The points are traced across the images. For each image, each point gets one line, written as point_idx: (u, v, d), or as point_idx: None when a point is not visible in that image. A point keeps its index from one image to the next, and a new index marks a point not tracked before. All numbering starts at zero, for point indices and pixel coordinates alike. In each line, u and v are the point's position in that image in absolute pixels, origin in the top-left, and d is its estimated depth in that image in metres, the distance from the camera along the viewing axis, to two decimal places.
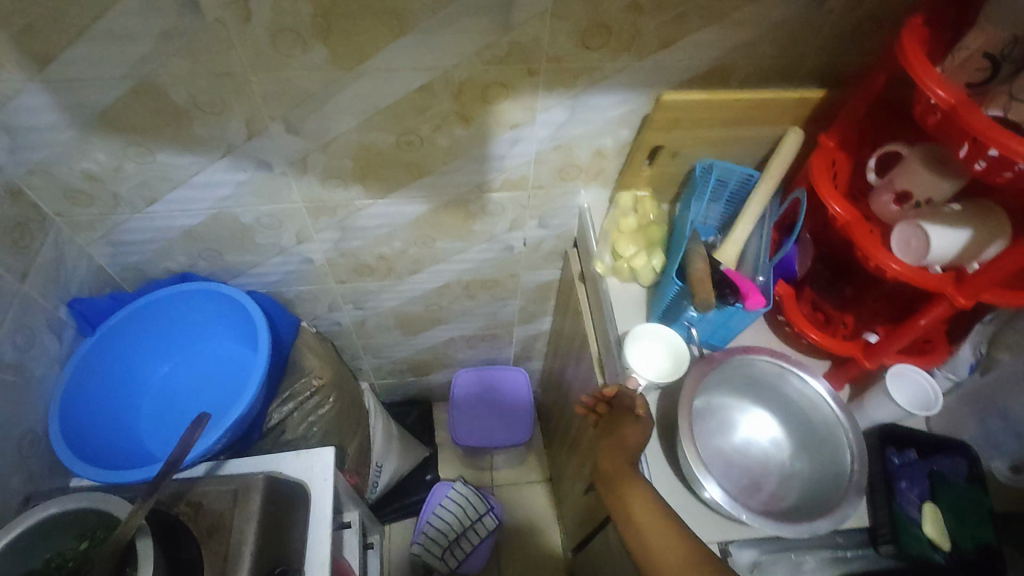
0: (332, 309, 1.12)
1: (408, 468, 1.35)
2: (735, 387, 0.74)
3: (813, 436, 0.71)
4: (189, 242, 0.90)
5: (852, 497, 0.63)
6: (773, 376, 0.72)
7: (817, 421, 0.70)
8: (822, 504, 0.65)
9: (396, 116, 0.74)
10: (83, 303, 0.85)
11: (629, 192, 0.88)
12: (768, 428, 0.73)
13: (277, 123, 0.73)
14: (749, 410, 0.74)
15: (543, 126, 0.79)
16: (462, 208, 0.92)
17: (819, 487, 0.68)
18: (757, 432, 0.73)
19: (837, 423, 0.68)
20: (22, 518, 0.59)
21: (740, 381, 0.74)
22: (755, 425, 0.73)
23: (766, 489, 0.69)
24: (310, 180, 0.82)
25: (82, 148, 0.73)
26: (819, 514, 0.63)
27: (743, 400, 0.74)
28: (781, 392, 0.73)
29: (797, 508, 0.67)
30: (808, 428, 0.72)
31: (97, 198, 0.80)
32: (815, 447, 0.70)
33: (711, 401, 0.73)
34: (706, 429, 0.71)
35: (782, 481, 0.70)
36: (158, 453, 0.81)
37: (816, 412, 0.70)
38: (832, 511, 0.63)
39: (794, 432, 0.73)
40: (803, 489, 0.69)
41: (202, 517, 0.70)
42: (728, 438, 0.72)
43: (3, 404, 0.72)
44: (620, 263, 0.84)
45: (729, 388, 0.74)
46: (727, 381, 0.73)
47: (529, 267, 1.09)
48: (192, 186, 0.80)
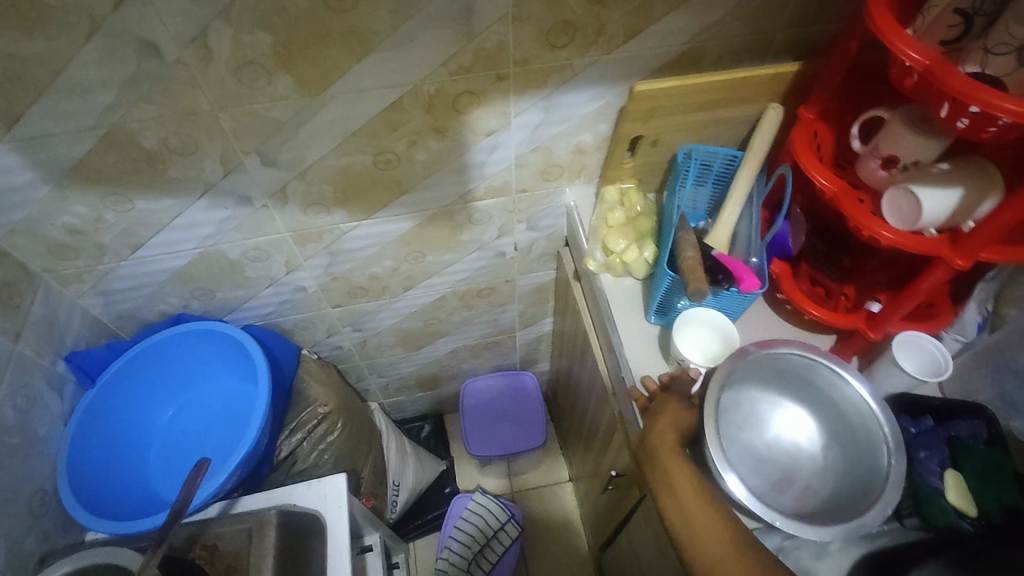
0: (331, 334, 1.12)
1: (426, 484, 1.34)
2: (765, 381, 0.72)
3: (844, 427, 0.69)
4: (179, 283, 0.90)
5: (889, 491, 0.62)
6: (804, 368, 0.71)
7: (851, 415, 0.68)
8: (858, 501, 0.63)
9: (371, 136, 0.74)
10: (80, 356, 0.85)
11: (613, 185, 0.87)
12: (801, 423, 0.72)
13: (252, 157, 0.73)
14: (779, 405, 0.72)
15: (520, 129, 0.78)
16: (448, 220, 0.91)
17: (853, 481, 0.66)
18: (786, 424, 0.71)
19: (872, 416, 0.66)
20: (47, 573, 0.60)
21: (769, 375, 0.72)
22: (786, 420, 0.72)
23: (798, 483, 0.68)
24: (292, 209, 0.82)
25: (60, 204, 0.72)
26: (856, 510, 0.62)
27: (772, 394, 0.73)
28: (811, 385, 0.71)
29: (831, 503, 0.66)
30: (840, 419, 0.70)
31: (82, 251, 0.79)
32: (848, 441, 0.69)
33: (738, 396, 0.71)
34: (733, 425, 0.70)
35: (814, 475, 0.69)
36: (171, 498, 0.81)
37: (850, 405, 0.68)
38: (870, 507, 0.61)
39: (824, 424, 0.71)
40: (837, 481, 0.67)
41: (219, 560, 0.70)
42: (757, 433, 0.70)
43: (10, 466, 0.72)
44: (612, 259, 0.83)
45: (755, 382, 0.72)
46: (753, 376, 0.72)
47: (523, 270, 1.08)
48: (175, 228, 0.80)
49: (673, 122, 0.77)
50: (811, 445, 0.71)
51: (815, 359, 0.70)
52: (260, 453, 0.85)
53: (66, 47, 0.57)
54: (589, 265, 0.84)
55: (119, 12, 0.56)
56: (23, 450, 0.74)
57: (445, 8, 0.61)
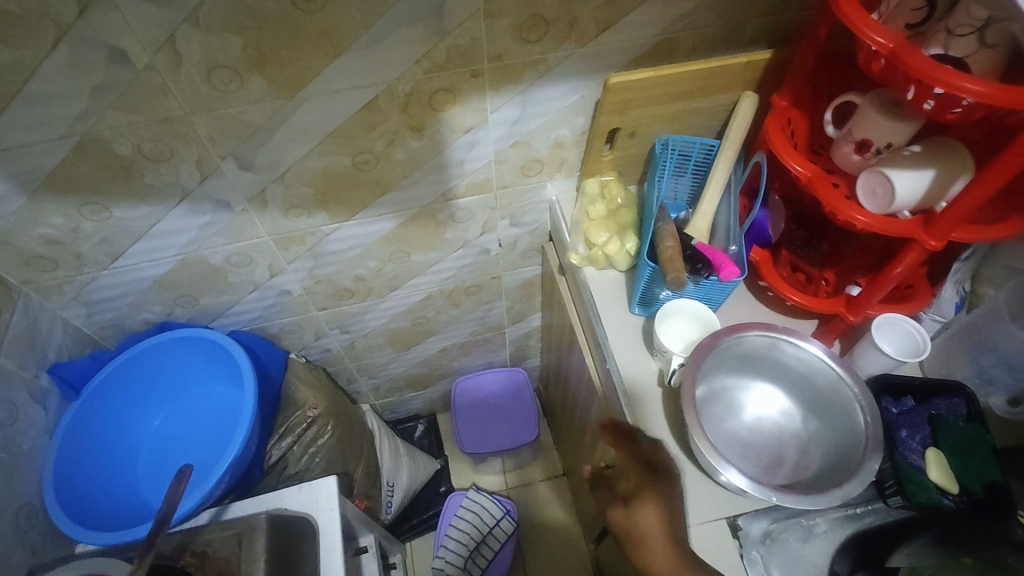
0: (319, 337, 1.11)
1: (420, 483, 1.34)
2: (735, 366, 0.73)
3: (820, 398, 0.70)
4: (161, 291, 0.89)
5: (871, 454, 0.63)
6: (769, 348, 0.71)
7: (821, 384, 0.70)
8: (844, 469, 0.64)
9: (348, 137, 0.74)
10: (63, 368, 0.85)
11: (594, 179, 0.88)
12: (776, 398, 0.73)
13: (228, 161, 0.72)
14: (754, 386, 0.73)
15: (497, 126, 0.78)
16: (431, 219, 0.91)
17: (838, 450, 0.67)
18: (765, 405, 0.72)
19: (842, 380, 0.68)
20: None
21: (738, 358, 0.72)
22: (761, 400, 0.73)
23: (788, 462, 0.69)
24: (272, 212, 0.81)
25: (35, 215, 0.72)
26: (845, 478, 0.63)
27: (744, 376, 0.73)
28: (781, 362, 0.72)
29: (822, 475, 0.66)
30: (814, 390, 0.71)
31: (61, 261, 0.79)
32: (825, 410, 0.70)
33: (713, 386, 0.72)
34: (714, 415, 0.70)
35: (801, 452, 0.70)
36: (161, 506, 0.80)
37: (821, 374, 0.69)
38: (856, 473, 0.62)
39: (800, 398, 0.72)
40: (823, 455, 0.68)
41: (209, 566, 0.70)
42: (739, 419, 0.71)
43: None
44: (594, 252, 0.83)
45: (728, 368, 0.73)
46: (725, 362, 0.72)
47: (509, 266, 1.08)
48: (154, 235, 0.79)
49: (650, 113, 0.77)
50: (790, 420, 0.72)
51: (777, 338, 0.70)
52: (249, 459, 0.85)
53: (32, 56, 0.56)
54: (572, 259, 0.85)
55: (85, 19, 0.55)
56: (9, 464, 0.74)
57: (416, 6, 0.61)
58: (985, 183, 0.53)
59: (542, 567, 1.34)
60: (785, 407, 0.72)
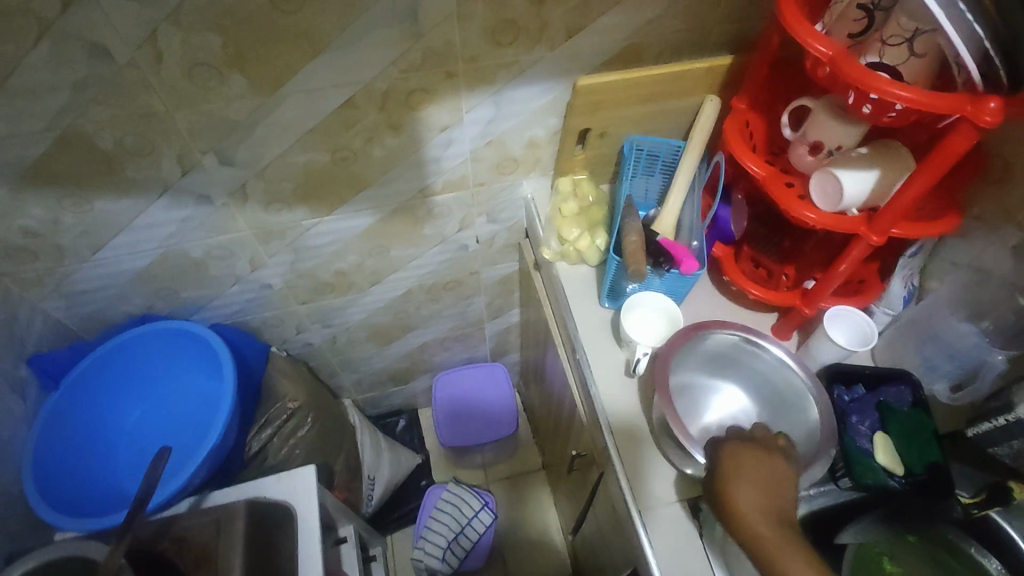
0: (300, 331, 1.13)
1: (400, 476, 1.37)
2: (702, 363, 0.77)
3: (777, 397, 0.74)
4: (142, 284, 0.90)
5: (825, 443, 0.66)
6: (735, 348, 0.75)
7: (780, 382, 0.74)
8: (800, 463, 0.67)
9: (327, 134, 0.76)
10: (42, 359, 0.86)
11: (568, 177, 0.91)
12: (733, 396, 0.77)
13: (208, 156, 0.74)
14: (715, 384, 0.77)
15: (473, 124, 0.81)
16: (409, 214, 0.93)
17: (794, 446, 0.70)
18: (727, 407, 0.75)
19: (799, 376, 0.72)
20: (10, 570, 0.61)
21: (705, 357, 0.76)
22: (723, 401, 0.76)
23: None
24: (253, 206, 0.83)
25: (16, 207, 0.73)
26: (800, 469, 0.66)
27: (710, 374, 0.77)
28: (744, 361, 0.76)
29: None
30: (772, 389, 0.75)
31: (41, 253, 0.80)
32: (782, 408, 0.74)
33: (680, 383, 0.75)
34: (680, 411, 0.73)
35: None
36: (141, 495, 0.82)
37: (779, 372, 0.74)
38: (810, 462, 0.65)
39: (760, 399, 0.76)
40: None
41: (188, 551, 0.71)
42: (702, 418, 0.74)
43: None
44: (567, 247, 0.87)
45: (694, 367, 0.76)
46: (692, 360, 0.76)
47: (487, 262, 1.11)
48: (135, 228, 0.81)
49: (619, 113, 0.80)
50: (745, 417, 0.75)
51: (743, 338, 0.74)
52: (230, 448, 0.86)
53: (15, 51, 0.58)
54: (545, 254, 0.88)
55: (67, 16, 0.57)
56: None
57: (392, 8, 0.64)
58: (922, 181, 0.57)
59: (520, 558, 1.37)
60: (746, 405, 0.75)
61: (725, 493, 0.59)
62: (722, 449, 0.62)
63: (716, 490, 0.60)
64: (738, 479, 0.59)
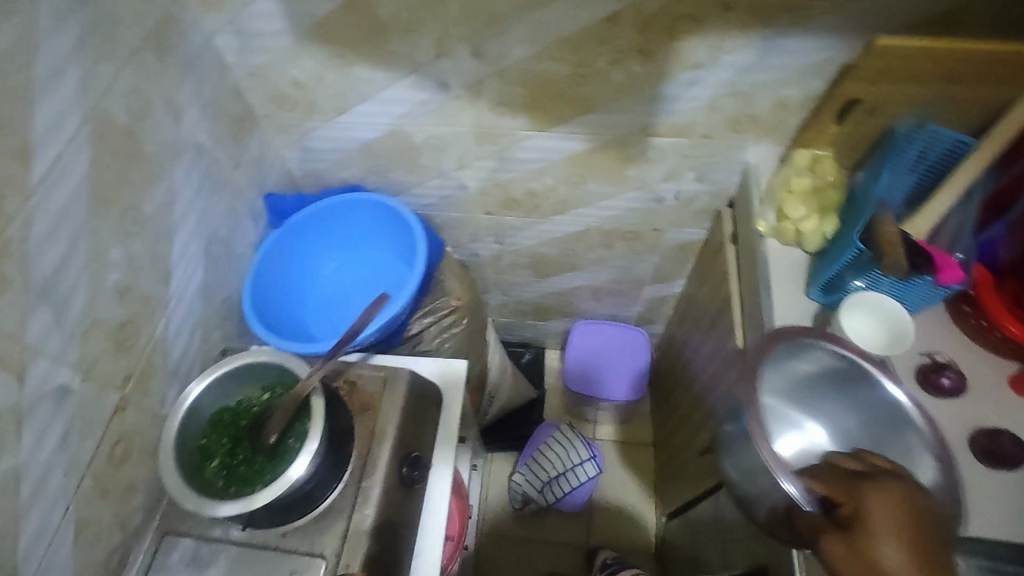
0: (474, 239, 1.18)
1: (518, 404, 1.40)
2: (796, 373, 0.68)
3: (868, 434, 0.66)
4: (363, 156, 0.98)
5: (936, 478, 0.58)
6: (842, 366, 0.65)
7: (873, 412, 0.65)
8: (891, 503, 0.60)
9: (577, 47, 0.75)
10: (274, 198, 0.97)
11: (807, 150, 0.82)
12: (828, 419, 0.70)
13: (463, 44, 0.77)
14: (821, 402, 0.69)
15: (726, 69, 0.75)
16: (621, 151, 0.91)
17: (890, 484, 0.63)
18: (814, 439, 0.69)
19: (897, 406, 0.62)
20: (229, 359, 0.71)
21: (789, 377, 0.69)
22: (812, 436, 0.70)
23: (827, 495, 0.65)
24: (481, 105, 0.86)
25: (295, 57, 0.81)
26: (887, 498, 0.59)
27: (800, 392, 0.70)
28: (841, 386, 0.67)
29: None
30: (866, 425, 0.66)
31: (298, 105, 0.89)
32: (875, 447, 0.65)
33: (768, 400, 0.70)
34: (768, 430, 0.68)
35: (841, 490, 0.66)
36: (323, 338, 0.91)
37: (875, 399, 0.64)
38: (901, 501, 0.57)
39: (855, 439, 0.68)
40: None
41: (356, 395, 0.79)
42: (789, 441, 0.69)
43: (216, 269, 0.85)
44: (785, 225, 0.79)
45: (781, 387, 0.70)
46: (781, 380, 0.70)
47: (674, 222, 1.06)
48: (377, 101, 0.87)
49: (900, 90, 0.70)
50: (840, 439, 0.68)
51: (854, 357, 0.64)
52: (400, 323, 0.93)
53: None
54: (759, 225, 0.81)
55: None
56: (224, 262, 0.87)
57: None
58: None
59: (607, 520, 1.37)
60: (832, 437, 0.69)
61: (871, 556, 0.48)
62: (857, 498, 0.51)
63: (853, 537, 0.49)
64: (886, 527, 0.49)
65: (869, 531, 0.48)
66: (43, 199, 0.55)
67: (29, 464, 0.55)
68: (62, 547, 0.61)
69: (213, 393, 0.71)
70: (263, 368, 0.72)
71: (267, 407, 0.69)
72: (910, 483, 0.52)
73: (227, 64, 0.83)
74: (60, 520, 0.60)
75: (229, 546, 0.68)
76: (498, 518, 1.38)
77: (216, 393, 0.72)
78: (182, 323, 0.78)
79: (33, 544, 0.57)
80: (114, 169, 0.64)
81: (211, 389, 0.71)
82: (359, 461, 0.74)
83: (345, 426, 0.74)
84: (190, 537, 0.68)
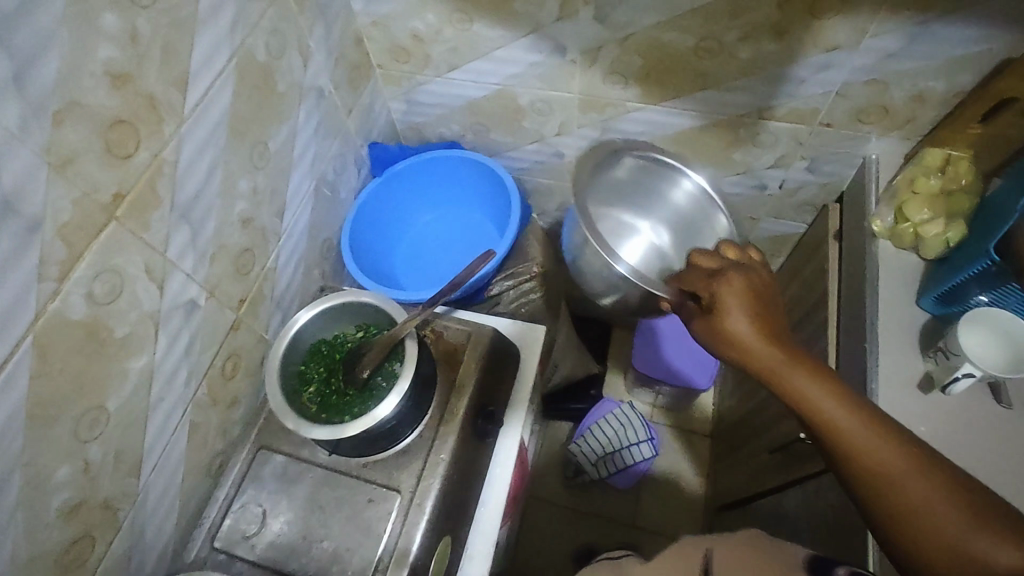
0: (560, 208, 1.18)
1: (581, 376, 1.41)
2: (608, 185, 0.94)
3: (687, 231, 0.94)
4: (467, 114, 0.99)
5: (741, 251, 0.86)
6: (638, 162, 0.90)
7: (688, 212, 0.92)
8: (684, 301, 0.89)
9: (707, 19, 0.72)
10: (377, 147, 1.01)
11: (941, 149, 0.76)
12: (659, 228, 0.98)
13: (587, 8, 0.75)
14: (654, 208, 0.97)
15: (865, 54, 0.71)
16: (730, 132, 0.87)
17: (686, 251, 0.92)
18: (636, 237, 0.98)
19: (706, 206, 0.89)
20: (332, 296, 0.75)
21: (608, 179, 0.93)
22: (635, 239, 0.98)
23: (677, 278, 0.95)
24: (594, 73, 0.84)
25: (417, 9, 0.82)
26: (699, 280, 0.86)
27: (615, 193, 0.97)
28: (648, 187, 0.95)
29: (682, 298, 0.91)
30: (677, 221, 0.95)
31: (413, 57, 0.91)
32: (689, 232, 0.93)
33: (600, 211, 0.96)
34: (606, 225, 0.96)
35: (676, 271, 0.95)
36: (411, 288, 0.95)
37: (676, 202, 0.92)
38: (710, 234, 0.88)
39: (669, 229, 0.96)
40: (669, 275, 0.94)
41: (441, 345, 0.82)
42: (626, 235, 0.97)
43: (321, 211, 0.89)
44: (904, 227, 0.75)
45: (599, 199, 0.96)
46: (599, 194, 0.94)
47: (773, 212, 1.02)
48: (490, 59, 0.87)
49: None
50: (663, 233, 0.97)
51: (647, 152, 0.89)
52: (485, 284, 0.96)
53: None
54: (873, 224, 0.77)
55: None
56: (329, 204, 0.91)
57: None
58: None
59: (654, 502, 1.38)
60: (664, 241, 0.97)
61: (724, 326, 0.54)
62: (715, 292, 0.56)
63: (709, 306, 0.57)
64: (722, 293, 0.55)
65: (719, 309, 0.55)
66: (193, 128, 0.59)
67: (161, 367, 0.61)
68: (177, 445, 0.67)
69: (313, 326, 0.76)
70: (361, 307, 0.76)
71: (364, 345, 0.73)
72: (755, 271, 0.58)
73: (352, 11, 0.85)
74: (178, 421, 0.66)
75: (317, 467, 0.73)
76: (548, 483, 1.41)
77: (317, 326, 0.76)
78: (289, 257, 0.82)
79: (157, 437, 0.63)
80: (250, 105, 0.68)
81: (312, 322, 0.75)
82: (439, 408, 0.77)
83: (428, 372, 0.76)
84: (282, 454, 0.74)
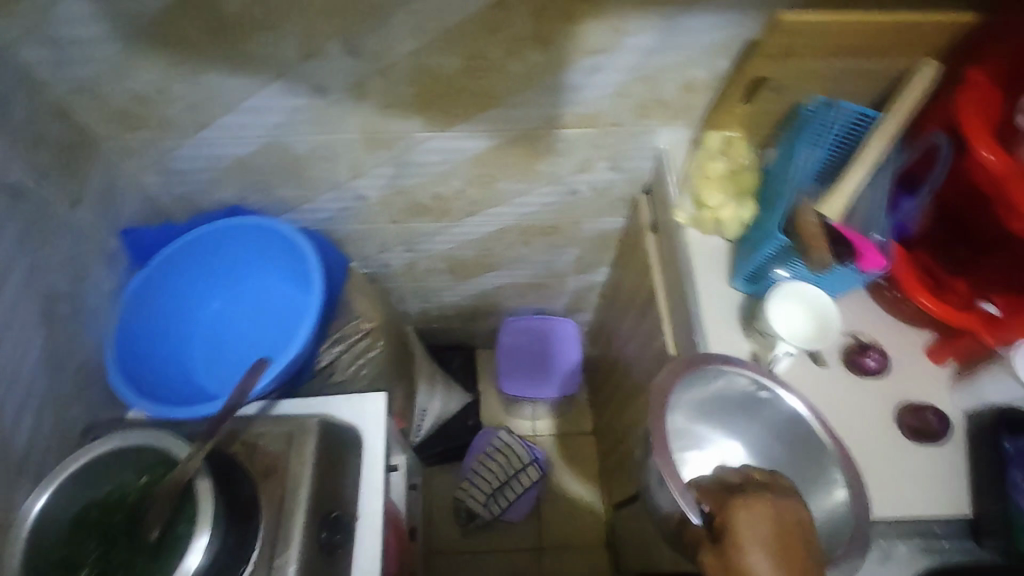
0: (382, 250, 1.07)
1: (453, 413, 1.33)
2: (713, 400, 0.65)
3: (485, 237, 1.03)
4: (238, 174, 0.85)
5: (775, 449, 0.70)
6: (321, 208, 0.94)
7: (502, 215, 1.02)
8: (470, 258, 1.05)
9: (467, 37, 0.66)
10: (135, 232, 0.83)
11: (718, 132, 0.79)
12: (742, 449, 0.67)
13: (335, 41, 0.66)
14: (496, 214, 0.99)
15: (629, 52, 0.70)
16: (528, 146, 0.84)
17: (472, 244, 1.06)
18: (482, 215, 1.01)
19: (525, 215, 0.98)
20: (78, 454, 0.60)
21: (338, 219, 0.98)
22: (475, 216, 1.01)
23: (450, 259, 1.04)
24: (367, 109, 0.75)
25: (129, 66, 0.67)
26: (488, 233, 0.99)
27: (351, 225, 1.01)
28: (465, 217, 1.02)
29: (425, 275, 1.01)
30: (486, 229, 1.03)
31: (146, 122, 0.75)
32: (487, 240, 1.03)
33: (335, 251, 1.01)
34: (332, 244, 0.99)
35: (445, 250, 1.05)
36: (214, 389, 0.79)
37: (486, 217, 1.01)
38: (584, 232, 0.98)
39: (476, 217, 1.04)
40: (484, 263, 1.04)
41: (258, 459, 0.69)
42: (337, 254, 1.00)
43: (62, 333, 0.71)
44: (704, 213, 0.75)
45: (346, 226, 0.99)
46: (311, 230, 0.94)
47: (592, 213, 1.01)
48: (243, 111, 0.75)
49: (807, 67, 0.67)
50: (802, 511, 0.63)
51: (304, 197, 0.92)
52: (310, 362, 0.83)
53: None
54: (677, 217, 0.77)
55: None
56: (75, 320, 0.73)
57: None
58: None
59: (555, 518, 1.34)
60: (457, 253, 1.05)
61: (739, 566, 0.47)
62: (729, 512, 0.49)
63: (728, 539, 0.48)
64: (745, 530, 0.48)
65: (736, 534, 0.48)
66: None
67: None
68: None
69: (73, 494, 0.59)
70: (126, 454, 0.61)
71: (143, 498, 0.58)
72: (785, 499, 0.51)
73: (41, 78, 0.67)
74: None
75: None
76: (447, 536, 1.31)
77: (73, 496, 0.59)
78: (26, 404, 0.64)
79: None
80: None
81: (66, 490, 0.59)
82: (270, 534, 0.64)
83: (249, 495, 0.63)
84: None
